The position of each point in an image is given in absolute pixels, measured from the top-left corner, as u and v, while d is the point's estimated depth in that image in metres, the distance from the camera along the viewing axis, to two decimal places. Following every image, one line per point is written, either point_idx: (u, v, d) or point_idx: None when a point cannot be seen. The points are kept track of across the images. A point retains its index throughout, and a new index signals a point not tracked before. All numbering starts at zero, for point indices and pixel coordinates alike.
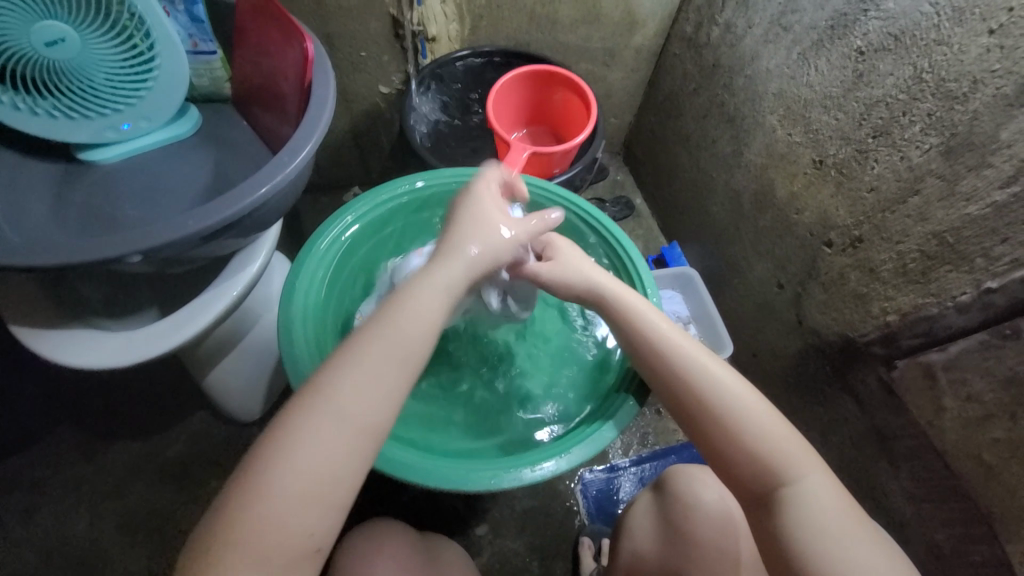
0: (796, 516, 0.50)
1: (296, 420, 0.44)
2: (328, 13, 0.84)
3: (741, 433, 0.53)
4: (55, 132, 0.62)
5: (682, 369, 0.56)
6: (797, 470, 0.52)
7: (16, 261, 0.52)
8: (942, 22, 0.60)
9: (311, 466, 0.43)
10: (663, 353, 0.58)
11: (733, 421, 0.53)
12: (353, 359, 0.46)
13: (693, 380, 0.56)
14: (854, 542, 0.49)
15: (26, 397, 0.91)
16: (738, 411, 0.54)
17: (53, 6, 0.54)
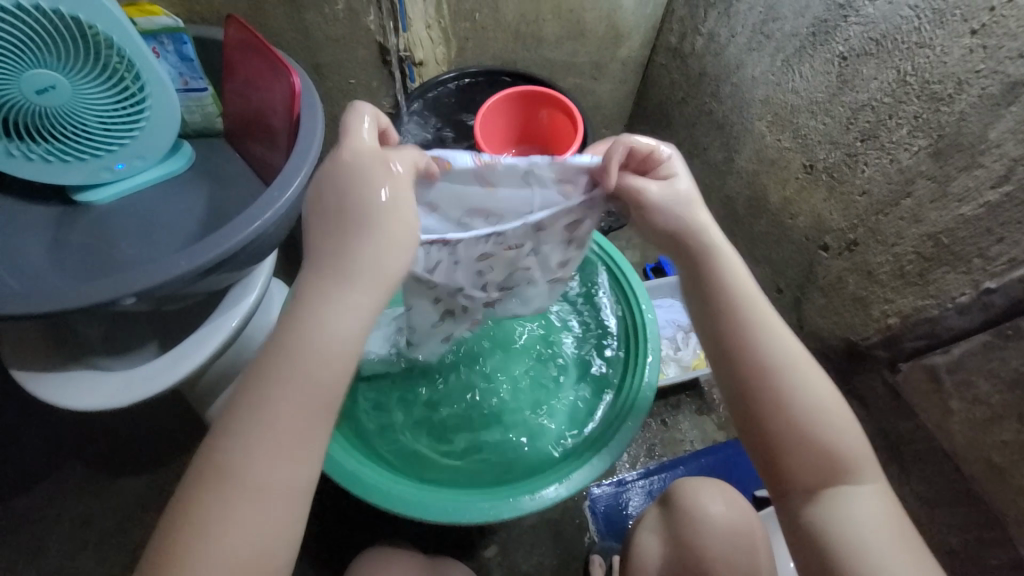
0: (849, 517, 0.46)
1: (206, 489, 0.38)
2: (315, 44, 0.85)
3: (813, 426, 0.47)
4: (51, 175, 0.63)
5: (763, 346, 0.48)
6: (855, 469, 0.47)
7: (13, 309, 0.52)
8: (922, 25, 0.60)
9: (240, 537, 0.37)
10: (742, 324, 0.49)
11: (802, 411, 0.47)
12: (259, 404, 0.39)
13: (780, 353, 0.48)
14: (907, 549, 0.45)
15: (31, 436, 0.91)
16: (815, 401, 0.47)
17: (43, 54, 0.55)
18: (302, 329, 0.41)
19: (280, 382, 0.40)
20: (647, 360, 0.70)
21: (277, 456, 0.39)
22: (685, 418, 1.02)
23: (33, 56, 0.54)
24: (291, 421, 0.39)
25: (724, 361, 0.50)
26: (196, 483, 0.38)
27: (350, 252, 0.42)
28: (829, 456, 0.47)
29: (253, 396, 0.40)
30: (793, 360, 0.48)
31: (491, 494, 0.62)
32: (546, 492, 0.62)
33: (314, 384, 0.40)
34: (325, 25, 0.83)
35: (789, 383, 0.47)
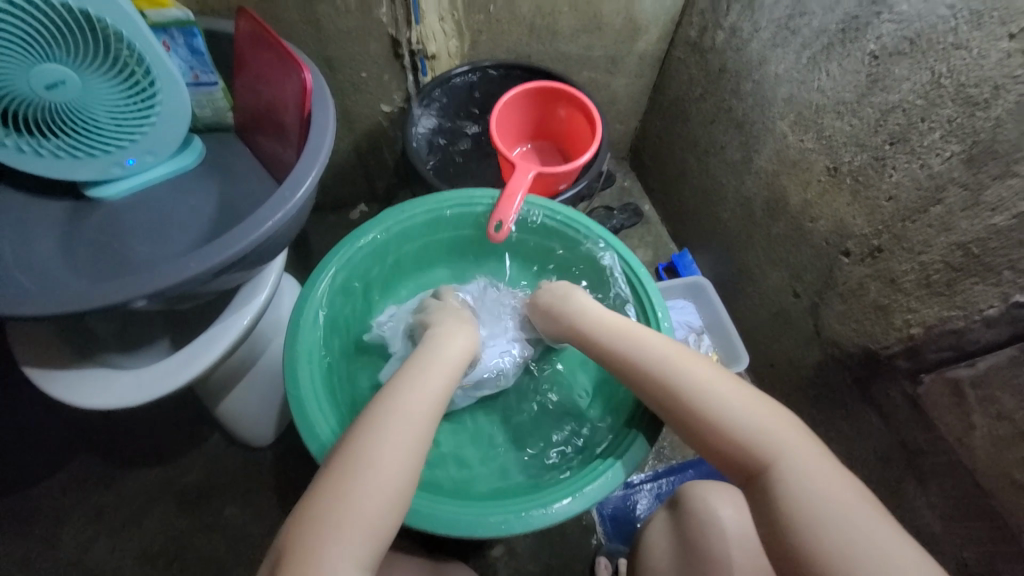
0: (788, 498, 0.48)
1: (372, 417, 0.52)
2: (327, 37, 0.83)
3: (719, 418, 0.54)
4: (64, 170, 0.62)
5: (654, 371, 0.59)
6: (780, 451, 0.51)
7: (23, 309, 0.52)
8: (960, 25, 0.57)
9: (386, 475, 0.48)
10: (631, 353, 0.61)
11: (705, 407, 0.54)
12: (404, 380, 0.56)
13: (667, 367, 0.58)
14: (857, 522, 0.46)
15: (46, 427, 0.93)
16: (713, 396, 0.55)
17: (52, 48, 0.54)
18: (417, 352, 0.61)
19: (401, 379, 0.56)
20: None
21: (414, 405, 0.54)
22: None
23: (42, 50, 0.53)
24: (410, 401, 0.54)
25: (634, 382, 0.61)
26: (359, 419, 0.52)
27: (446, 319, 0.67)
28: (748, 443, 0.52)
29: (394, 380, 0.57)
30: (688, 368, 0.57)
31: (505, 507, 0.60)
32: (563, 503, 0.60)
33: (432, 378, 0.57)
34: (337, 18, 0.81)
35: (685, 388, 0.56)
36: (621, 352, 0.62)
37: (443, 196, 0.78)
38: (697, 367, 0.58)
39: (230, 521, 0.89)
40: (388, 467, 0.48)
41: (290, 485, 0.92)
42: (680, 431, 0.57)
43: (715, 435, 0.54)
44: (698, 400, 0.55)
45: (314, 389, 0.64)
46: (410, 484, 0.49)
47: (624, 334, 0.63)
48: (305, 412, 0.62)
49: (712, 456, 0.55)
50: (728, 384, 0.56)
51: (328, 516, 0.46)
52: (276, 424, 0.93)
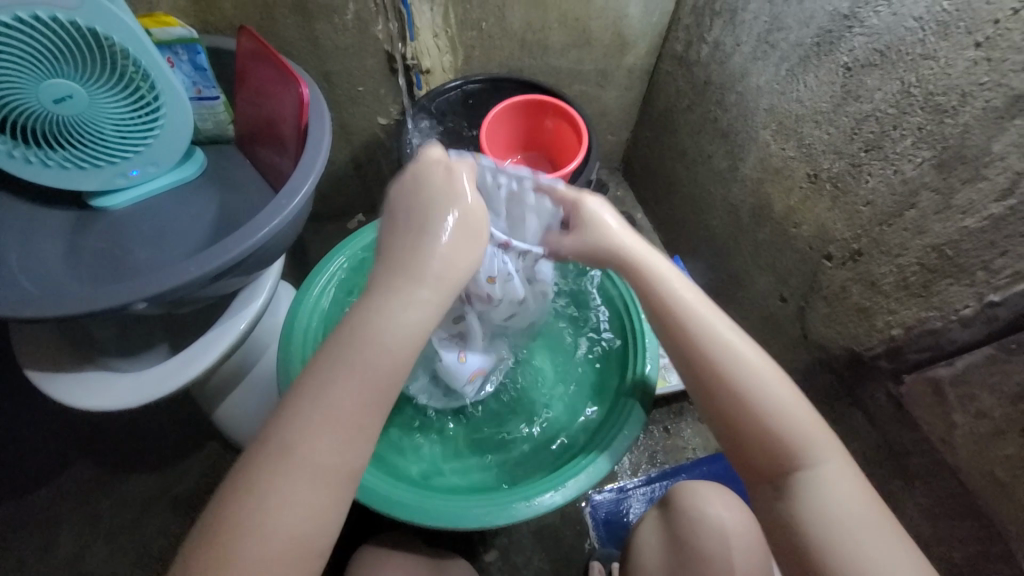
0: (812, 503, 0.49)
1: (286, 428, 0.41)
2: (325, 53, 0.87)
3: (764, 416, 0.51)
4: (70, 180, 0.65)
5: (707, 351, 0.54)
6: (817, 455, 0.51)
7: (28, 312, 0.54)
8: (927, 36, 0.60)
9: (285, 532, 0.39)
10: (687, 333, 0.55)
11: (753, 400, 0.51)
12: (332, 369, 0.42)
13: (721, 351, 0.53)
14: (880, 537, 0.47)
15: (45, 432, 0.94)
16: (765, 394, 0.52)
17: (61, 64, 0.57)
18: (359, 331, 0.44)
19: (334, 368, 0.42)
20: (643, 370, 0.72)
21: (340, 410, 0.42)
22: (687, 425, 1.02)
23: (50, 66, 0.56)
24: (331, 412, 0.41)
25: (677, 362, 0.56)
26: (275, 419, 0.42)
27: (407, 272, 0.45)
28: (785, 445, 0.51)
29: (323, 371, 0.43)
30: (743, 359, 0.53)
31: (488, 500, 0.63)
32: (544, 497, 0.63)
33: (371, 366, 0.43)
34: (334, 35, 0.84)
35: (735, 378, 0.52)
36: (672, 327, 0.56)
37: None
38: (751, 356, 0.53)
39: None
40: (294, 502, 0.40)
41: None
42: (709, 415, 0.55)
43: (753, 431, 0.52)
44: (743, 393, 0.52)
45: None
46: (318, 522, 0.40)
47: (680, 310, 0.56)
48: None
49: (740, 450, 0.53)
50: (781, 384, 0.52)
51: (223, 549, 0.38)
52: None
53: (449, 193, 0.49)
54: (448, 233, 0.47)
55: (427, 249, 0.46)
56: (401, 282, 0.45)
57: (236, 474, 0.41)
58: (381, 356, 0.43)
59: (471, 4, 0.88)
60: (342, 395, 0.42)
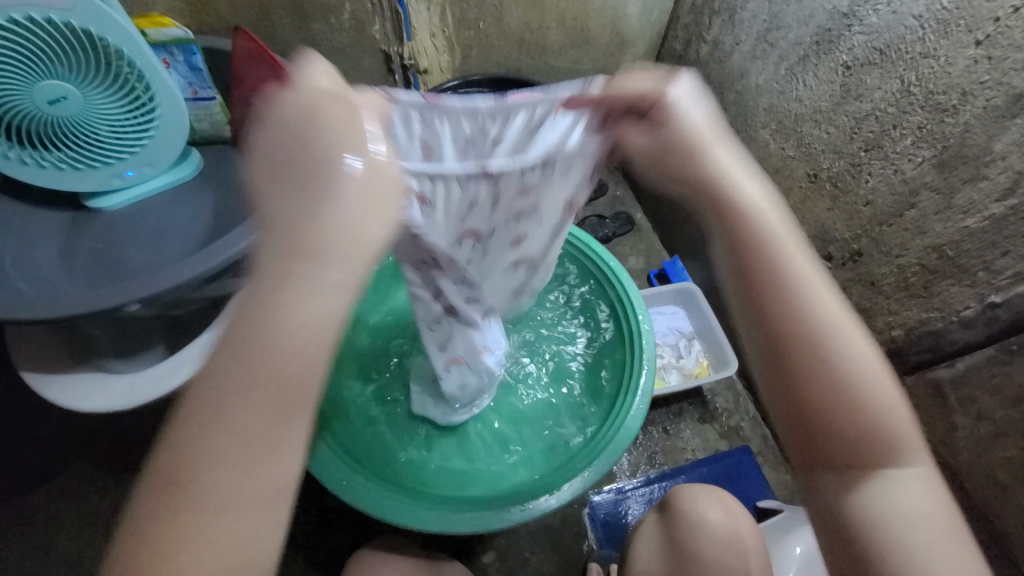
0: (887, 509, 0.41)
1: (183, 462, 0.30)
2: (322, 53, 0.86)
3: (860, 405, 0.40)
4: (65, 182, 0.65)
5: (800, 304, 0.40)
6: (902, 455, 0.41)
7: (23, 315, 0.54)
8: (927, 35, 0.59)
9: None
10: (772, 283, 0.40)
11: (841, 360, 0.40)
12: (227, 375, 0.31)
13: (810, 310, 0.40)
14: (942, 536, 0.40)
15: (42, 435, 0.93)
16: (859, 369, 0.40)
17: (55, 65, 0.57)
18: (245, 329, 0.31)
19: (231, 373, 0.31)
20: (641, 375, 0.72)
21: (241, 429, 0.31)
22: (687, 426, 1.01)
23: (45, 67, 0.56)
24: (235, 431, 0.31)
25: (755, 329, 0.41)
26: (165, 455, 0.31)
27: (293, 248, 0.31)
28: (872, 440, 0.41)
29: (217, 377, 0.31)
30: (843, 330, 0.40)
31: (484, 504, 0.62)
32: (540, 501, 0.62)
33: (274, 361, 0.31)
34: (331, 35, 0.84)
35: (824, 346, 0.40)
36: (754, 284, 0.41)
37: None
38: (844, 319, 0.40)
39: None
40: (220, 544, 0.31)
41: None
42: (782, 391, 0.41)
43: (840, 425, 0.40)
44: (827, 351, 0.40)
45: None
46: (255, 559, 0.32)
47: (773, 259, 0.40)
48: None
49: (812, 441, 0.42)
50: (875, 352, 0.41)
51: None
52: None
53: (353, 127, 0.33)
54: (355, 180, 0.32)
55: (325, 209, 0.31)
56: (293, 262, 0.31)
57: (136, 522, 0.31)
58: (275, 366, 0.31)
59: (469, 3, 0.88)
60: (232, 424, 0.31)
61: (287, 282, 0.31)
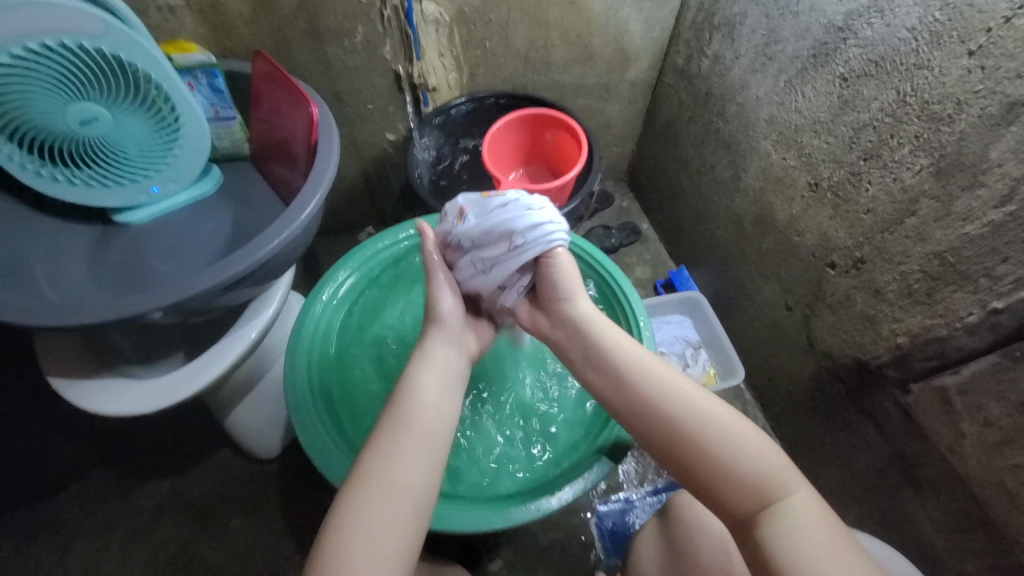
0: (789, 531, 0.49)
1: (362, 482, 0.49)
2: (335, 72, 0.90)
3: (720, 453, 0.52)
4: (94, 198, 0.69)
5: (654, 396, 0.56)
6: (780, 485, 0.51)
7: (51, 321, 0.57)
8: (921, 46, 0.60)
9: (394, 514, 0.48)
10: (632, 382, 0.57)
11: (697, 429, 0.53)
12: (393, 433, 0.52)
13: (660, 394, 0.56)
14: (840, 551, 0.48)
15: (65, 440, 0.97)
16: (717, 428, 0.53)
17: (87, 89, 0.60)
18: (408, 387, 0.55)
19: (396, 430, 0.52)
20: None
21: (417, 459, 0.51)
22: None
23: (78, 91, 0.60)
24: (407, 460, 0.50)
25: (636, 416, 0.56)
26: (355, 473, 0.50)
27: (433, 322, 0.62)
28: (745, 483, 0.51)
29: (388, 433, 0.52)
30: (687, 401, 0.55)
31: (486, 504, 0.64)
32: (542, 503, 0.65)
33: (426, 419, 0.53)
34: (345, 56, 0.88)
35: (679, 415, 0.54)
36: (617, 388, 0.58)
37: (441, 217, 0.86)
38: (690, 396, 0.55)
39: (236, 533, 0.92)
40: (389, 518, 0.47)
41: (294, 499, 0.95)
42: (667, 457, 0.55)
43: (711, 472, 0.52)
44: (687, 427, 0.53)
45: (314, 398, 0.71)
46: (419, 521, 0.49)
47: (607, 356, 0.59)
48: (303, 417, 0.68)
49: (713, 493, 0.53)
50: (726, 420, 0.54)
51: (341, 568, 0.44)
52: (282, 437, 0.96)
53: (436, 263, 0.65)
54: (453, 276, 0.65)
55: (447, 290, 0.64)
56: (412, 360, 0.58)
57: (331, 517, 0.48)
58: (418, 417, 0.53)
59: (475, 24, 0.91)
60: (403, 441, 0.51)
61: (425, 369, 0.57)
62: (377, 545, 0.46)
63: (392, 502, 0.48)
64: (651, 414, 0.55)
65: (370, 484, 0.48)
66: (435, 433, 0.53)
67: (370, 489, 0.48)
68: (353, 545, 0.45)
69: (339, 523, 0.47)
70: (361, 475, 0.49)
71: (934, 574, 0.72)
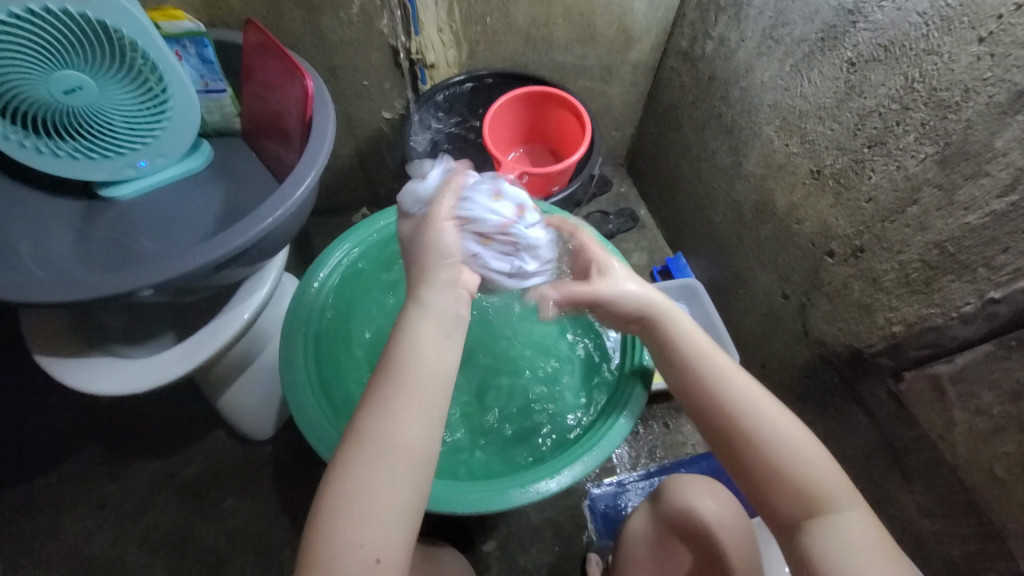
0: (833, 536, 0.49)
1: (355, 450, 0.46)
2: (330, 46, 0.87)
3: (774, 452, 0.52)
4: (79, 171, 0.66)
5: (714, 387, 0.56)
6: (834, 495, 0.50)
7: (35, 298, 0.55)
8: (931, 31, 0.59)
9: (389, 483, 0.45)
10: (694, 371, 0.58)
11: (753, 423, 0.53)
12: (387, 396, 0.47)
13: (720, 386, 0.56)
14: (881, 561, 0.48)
15: (53, 420, 0.95)
16: (775, 427, 0.53)
17: (70, 56, 0.58)
18: (399, 342, 0.49)
19: (390, 394, 0.47)
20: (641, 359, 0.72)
21: (411, 425, 0.47)
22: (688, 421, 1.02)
23: (61, 57, 0.57)
24: (399, 426, 0.46)
25: (694, 403, 0.57)
26: (350, 439, 0.47)
27: (426, 261, 0.53)
28: (797, 485, 0.51)
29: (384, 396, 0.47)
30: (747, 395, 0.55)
31: (485, 486, 0.64)
32: (540, 485, 0.64)
33: (421, 377, 0.48)
34: (339, 29, 0.85)
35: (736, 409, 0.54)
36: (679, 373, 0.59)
37: None
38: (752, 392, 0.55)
39: (229, 514, 0.91)
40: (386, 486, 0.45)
41: (287, 480, 0.94)
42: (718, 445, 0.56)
43: (761, 471, 0.52)
44: (743, 420, 0.54)
45: (310, 376, 0.70)
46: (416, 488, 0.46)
47: (673, 347, 0.60)
48: (299, 398, 0.67)
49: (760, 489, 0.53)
50: (786, 423, 0.53)
51: (336, 538, 0.44)
52: (276, 419, 0.95)
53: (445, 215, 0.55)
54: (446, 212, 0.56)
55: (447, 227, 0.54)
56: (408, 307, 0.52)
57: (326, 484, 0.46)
58: (411, 377, 0.48)
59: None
60: (396, 405, 0.47)
61: (421, 319, 0.50)
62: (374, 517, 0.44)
63: (389, 471, 0.45)
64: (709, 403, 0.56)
65: (366, 451, 0.46)
66: (430, 393, 0.48)
67: (364, 459, 0.45)
68: (351, 515, 0.44)
69: (337, 491, 0.45)
70: (353, 444, 0.46)
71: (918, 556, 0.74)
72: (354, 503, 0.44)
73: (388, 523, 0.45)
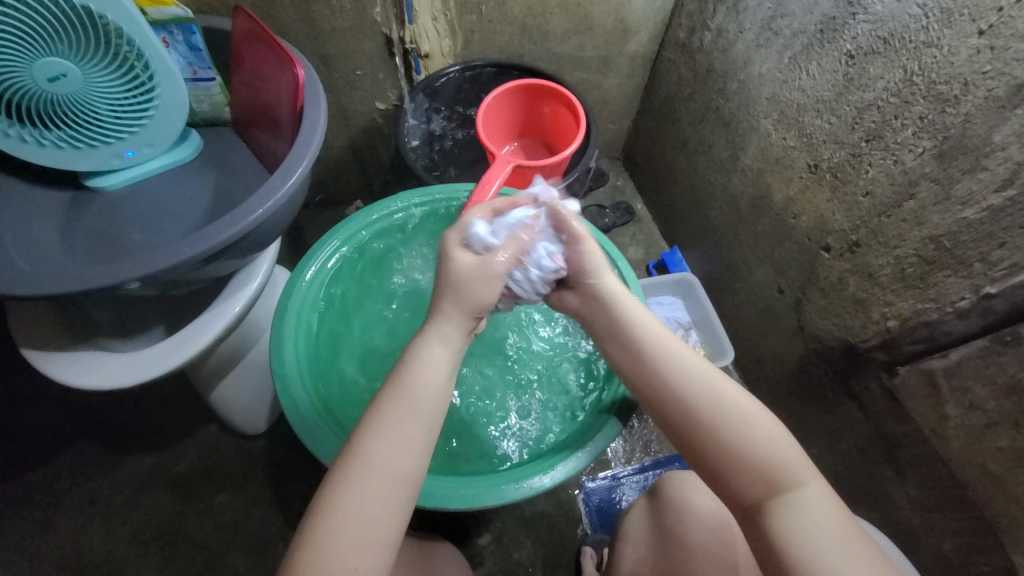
0: (795, 519, 0.50)
1: (344, 466, 0.47)
2: (322, 34, 0.86)
3: (735, 439, 0.52)
4: (65, 162, 0.65)
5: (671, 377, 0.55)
6: (793, 475, 0.51)
7: (19, 291, 0.54)
8: (931, 23, 0.59)
9: (376, 500, 0.46)
10: (651, 362, 0.56)
11: (713, 412, 0.53)
12: (385, 418, 0.49)
13: (677, 376, 0.55)
14: (843, 541, 0.49)
15: (41, 415, 0.94)
16: (733, 412, 0.53)
17: (53, 43, 0.56)
18: (407, 368, 0.51)
19: (386, 416, 0.49)
20: None
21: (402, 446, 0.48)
22: None
23: (44, 44, 0.55)
24: (393, 446, 0.48)
25: (651, 393, 0.56)
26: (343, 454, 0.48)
27: (461, 297, 0.54)
28: (759, 470, 0.51)
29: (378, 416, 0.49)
30: (705, 381, 0.54)
31: (478, 481, 0.64)
32: (534, 481, 0.64)
33: (423, 402, 0.50)
34: (331, 17, 0.83)
35: (694, 398, 0.53)
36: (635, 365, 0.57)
37: (434, 190, 0.83)
38: (708, 379, 0.55)
39: (222, 508, 0.91)
40: (372, 504, 0.46)
41: (281, 475, 0.94)
42: (679, 437, 0.55)
43: (722, 459, 0.52)
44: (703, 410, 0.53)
45: (300, 371, 0.69)
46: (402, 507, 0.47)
47: (629, 333, 0.58)
48: (290, 393, 0.66)
49: (721, 477, 0.53)
50: (743, 406, 0.53)
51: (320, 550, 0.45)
52: (268, 413, 0.94)
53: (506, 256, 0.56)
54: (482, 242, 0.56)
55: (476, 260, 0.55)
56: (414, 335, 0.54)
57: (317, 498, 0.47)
58: (411, 400, 0.50)
59: None
60: (393, 423, 0.49)
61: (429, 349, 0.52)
62: (358, 530, 0.45)
63: (375, 487, 0.47)
64: (668, 394, 0.55)
65: (357, 468, 0.47)
66: (428, 418, 0.50)
67: (352, 476, 0.46)
68: (334, 527, 0.45)
69: (323, 504, 0.46)
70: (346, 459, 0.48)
71: (909, 548, 0.75)
72: (339, 516, 0.45)
73: (370, 537, 0.45)
